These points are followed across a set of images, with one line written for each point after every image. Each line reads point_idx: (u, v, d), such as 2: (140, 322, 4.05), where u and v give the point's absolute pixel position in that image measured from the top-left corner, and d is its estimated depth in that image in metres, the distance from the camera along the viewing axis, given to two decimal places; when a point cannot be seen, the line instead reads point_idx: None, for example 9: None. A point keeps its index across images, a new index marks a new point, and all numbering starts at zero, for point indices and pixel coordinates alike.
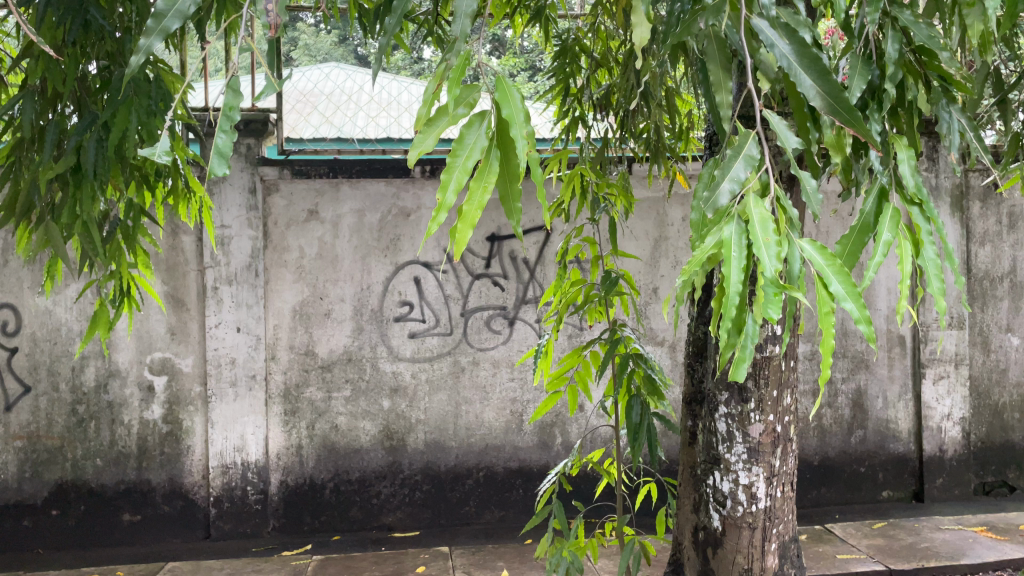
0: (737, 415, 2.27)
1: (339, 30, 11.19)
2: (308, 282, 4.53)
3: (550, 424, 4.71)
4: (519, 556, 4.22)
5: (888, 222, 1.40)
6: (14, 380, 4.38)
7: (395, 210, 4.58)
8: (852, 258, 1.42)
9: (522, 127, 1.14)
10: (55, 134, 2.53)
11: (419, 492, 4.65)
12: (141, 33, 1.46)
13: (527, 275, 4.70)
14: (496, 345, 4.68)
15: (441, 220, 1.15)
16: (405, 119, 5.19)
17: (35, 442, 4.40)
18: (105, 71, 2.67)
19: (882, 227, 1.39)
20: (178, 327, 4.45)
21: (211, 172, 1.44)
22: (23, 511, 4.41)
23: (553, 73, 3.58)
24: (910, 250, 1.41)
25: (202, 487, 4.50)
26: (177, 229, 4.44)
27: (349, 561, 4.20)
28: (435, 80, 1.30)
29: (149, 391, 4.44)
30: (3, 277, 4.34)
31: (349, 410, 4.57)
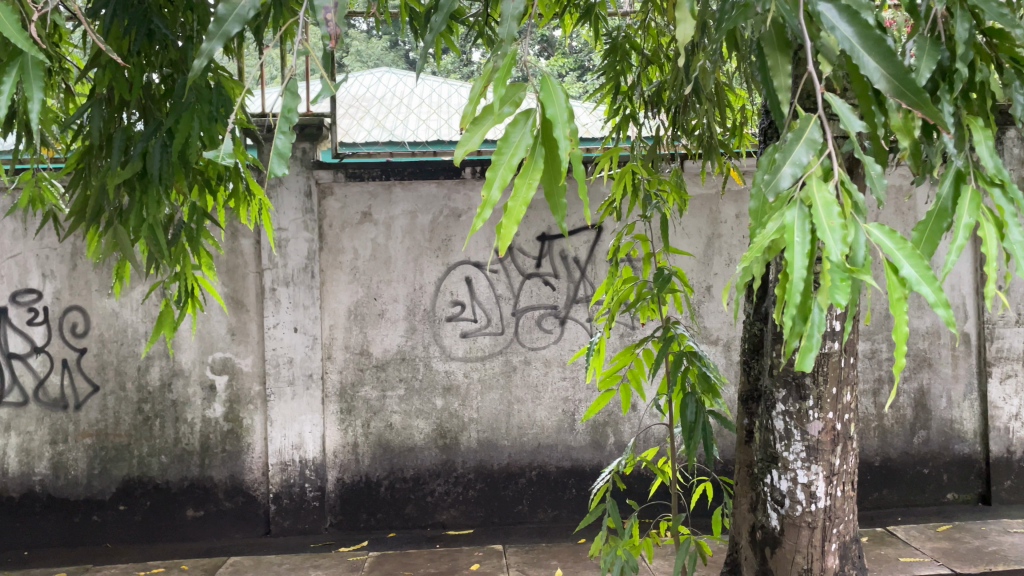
0: (795, 413, 2.23)
1: (390, 36, 11.34)
2: (362, 283, 4.60)
3: (602, 424, 4.69)
4: (573, 555, 4.22)
5: (969, 205, 1.36)
6: (83, 380, 4.54)
7: (446, 211, 4.62)
8: (931, 242, 1.39)
9: (566, 125, 1.14)
10: (123, 141, 2.62)
11: (472, 491, 4.69)
12: (202, 37, 1.51)
13: (578, 274, 4.70)
14: (548, 344, 4.68)
15: (486, 216, 1.16)
16: (456, 120, 5.24)
17: (103, 440, 4.56)
18: (168, 80, 2.75)
19: (961, 211, 1.36)
20: (238, 327, 4.56)
21: (271, 172, 1.48)
22: (93, 507, 4.58)
23: (602, 72, 3.57)
24: (995, 231, 1.35)
25: (262, 484, 4.61)
26: (236, 233, 4.56)
27: (405, 558, 4.26)
28: (482, 79, 1.31)
29: (211, 390, 4.57)
30: (72, 281, 4.51)
31: (403, 409, 4.63)
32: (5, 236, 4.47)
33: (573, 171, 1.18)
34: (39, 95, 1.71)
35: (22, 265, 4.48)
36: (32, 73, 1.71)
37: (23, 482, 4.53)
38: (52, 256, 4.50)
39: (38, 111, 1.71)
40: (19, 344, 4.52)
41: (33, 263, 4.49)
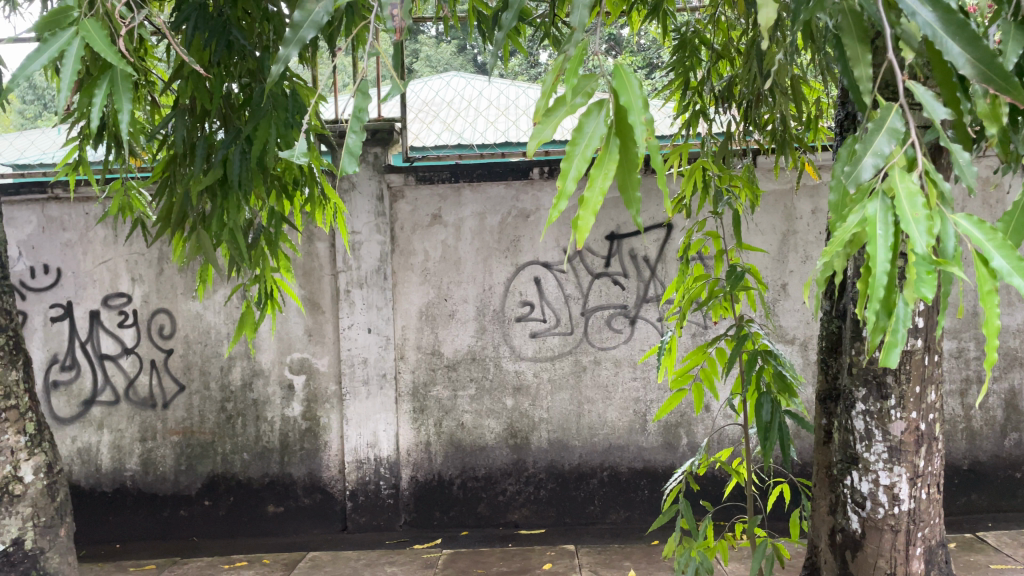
0: (875, 412, 2.16)
1: (459, 40, 11.45)
2: (433, 284, 4.67)
3: (675, 424, 4.63)
4: (646, 556, 4.19)
5: None
6: (170, 379, 4.74)
7: (515, 212, 4.64)
8: (1018, 234, 1.33)
9: (640, 113, 1.13)
10: (205, 148, 2.73)
11: (544, 491, 4.70)
12: (280, 43, 1.56)
13: (647, 273, 4.65)
14: (618, 344, 4.65)
15: (563, 208, 1.17)
16: (524, 122, 5.26)
17: (190, 437, 4.75)
18: (246, 88, 2.87)
19: None
20: (315, 328, 4.69)
21: (341, 169, 1.52)
22: (180, 502, 4.78)
23: (671, 68, 3.53)
24: None
25: (339, 481, 4.72)
26: (313, 237, 4.69)
27: (478, 556, 4.30)
28: (553, 73, 1.31)
29: (289, 389, 4.71)
30: (160, 284, 4.71)
31: (474, 408, 4.68)
32: (97, 242, 4.70)
33: (650, 162, 1.17)
34: (129, 106, 1.77)
35: (113, 270, 4.71)
36: (121, 86, 1.78)
37: (115, 477, 4.76)
38: (140, 262, 4.71)
39: (129, 121, 1.77)
40: (111, 345, 4.74)
41: (123, 268, 4.71)
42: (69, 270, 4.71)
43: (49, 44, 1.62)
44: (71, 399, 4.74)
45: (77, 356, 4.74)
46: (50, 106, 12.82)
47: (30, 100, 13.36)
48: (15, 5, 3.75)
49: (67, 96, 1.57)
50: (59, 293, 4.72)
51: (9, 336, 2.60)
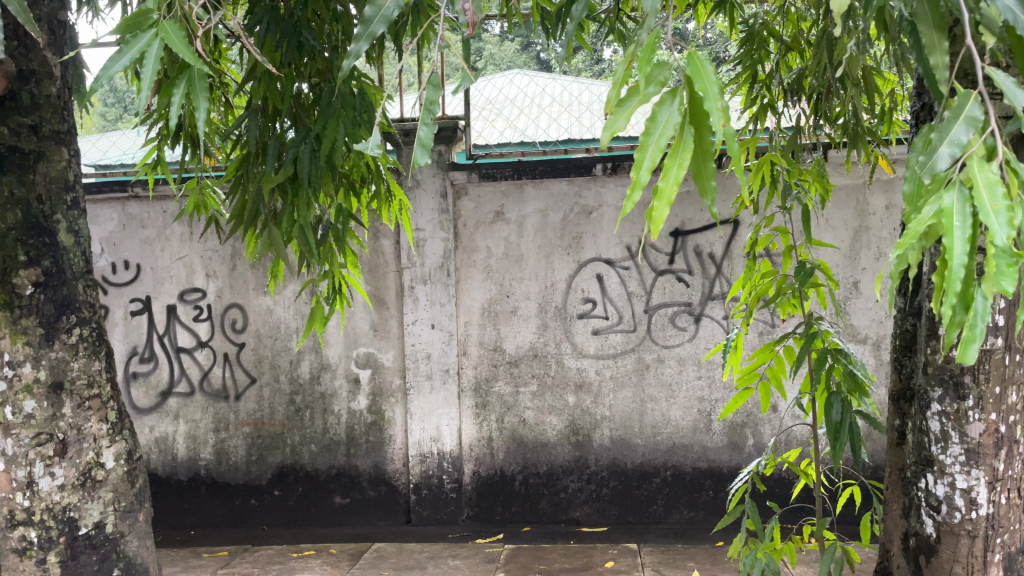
0: (952, 413, 2.09)
1: (523, 38, 11.44)
2: (496, 280, 4.70)
3: (740, 425, 4.55)
4: (710, 558, 4.14)
5: None
6: (242, 372, 4.88)
7: (577, 208, 4.63)
8: None
9: (717, 100, 1.12)
10: (276, 147, 2.80)
11: (606, 489, 4.68)
12: (352, 39, 1.59)
13: (713, 270, 4.58)
14: (682, 342, 4.60)
15: (636, 198, 1.15)
16: (587, 118, 5.23)
17: (260, 428, 4.88)
18: (316, 88, 2.93)
19: None
20: (380, 324, 4.77)
21: (414, 161, 1.54)
22: (251, 491, 4.92)
23: (738, 62, 3.46)
24: None
25: (403, 474, 4.80)
26: (378, 233, 4.77)
27: (539, 552, 4.32)
28: (625, 62, 1.30)
29: (356, 383, 4.80)
30: (232, 280, 4.86)
31: (536, 405, 4.69)
32: (174, 239, 4.88)
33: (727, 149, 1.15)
34: (205, 105, 1.82)
35: (189, 266, 4.88)
36: (198, 84, 1.84)
37: (190, 466, 4.93)
38: (214, 258, 4.86)
39: (205, 120, 1.82)
40: (187, 338, 4.91)
41: (198, 264, 4.87)
42: (148, 266, 4.90)
43: (129, 47, 1.68)
44: (150, 390, 4.94)
45: (155, 349, 4.94)
46: (131, 108, 13.38)
47: (113, 102, 13.95)
48: (98, 11, 3.91)
49: (147, 96, 1.63)
50: (139, 287, 4.92)
51: (92, 328, 2.72)
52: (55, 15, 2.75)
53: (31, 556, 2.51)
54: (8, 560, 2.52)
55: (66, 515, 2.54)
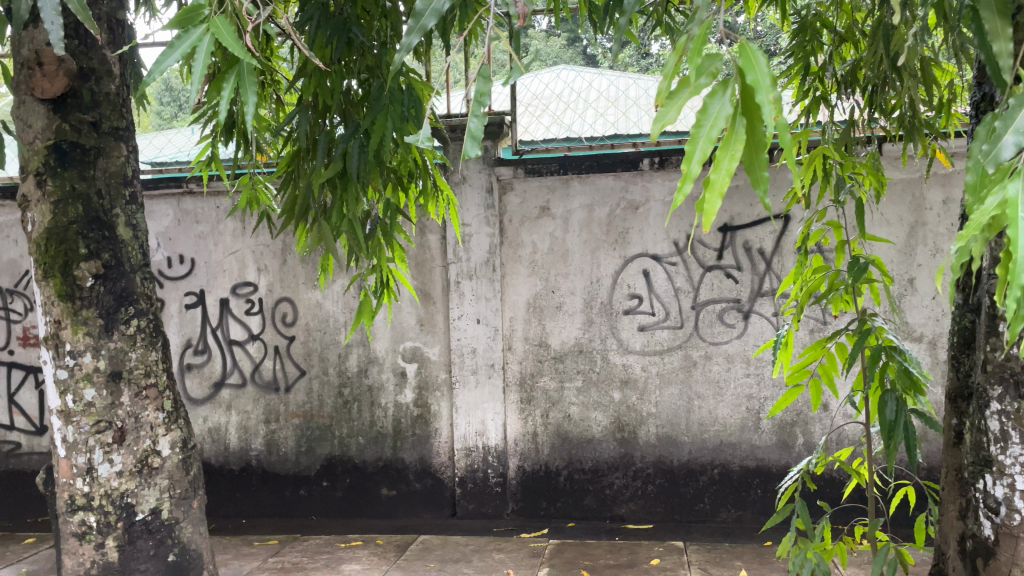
0: (1012, 413, 2.02)
1: (570, 33, 11.37)
2: (541, 276, 4.70)
3: (790, 424, 4.47)
4: (758, 557, 4.08)
5: None
6: (292, 365, 4.97)
7: (624, 203, 4.60)
8: None
9: (769, 91, 1.10)
10: (326, 142, 2.83)
11: (651, 486, 4.64)
12: (403, 33, 1.61)
13: (763, 266, 4.50)
14: (730, 339, 4.54)
15: (687, 190, 1.13)
16: (634, 112, 5.20)
17: (309, 420, 4.96)
18: (365, 84, 2.96)
19: None
20: (426, 318, 4.81)
21: (464, 154, 1.55)
22: (300, 482, 5.01)
23: (790, 53, 3.36)
24: None
25: (448, 467, 4.83)
26: (425, 228, 4.81)
27: (584, 547, 4.31)
28: (676, 54, 1.28)
29: (402, 376, 4.85)
30: (283, 274, 4.95)
31: (581, 401, 4.67)
32: (227, 234, 4.99)
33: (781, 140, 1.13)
34: (254, 99, 1.84)
35: (241, 260, 4.98)
36: (247, 79, 1.86)
37: (241, 456, 5.04)
38: (266, 253, 4.96)
39: (254, 115, 1.85)
40: (239, 331, 5.02)
41: (250, 258, 4.97)
42: (202, 260, 5.02)
43: (182, 42, 1.72)
44: (203, 381, 5.06)
45: (208, 341, 5.05)
46: (186, 106, 13.72)
47: (168, 101, 14.29)
48: (155, 11, 4.03)
49: (198, 91, 1.67)
50: (193, 281, 5.04)
51: (149, 319, 2.79)
52: (114, 15, 2.83)
53: (90, 540, 2.63)
54: (70, 543, 2.67)
55: (124, 501, 2.64)
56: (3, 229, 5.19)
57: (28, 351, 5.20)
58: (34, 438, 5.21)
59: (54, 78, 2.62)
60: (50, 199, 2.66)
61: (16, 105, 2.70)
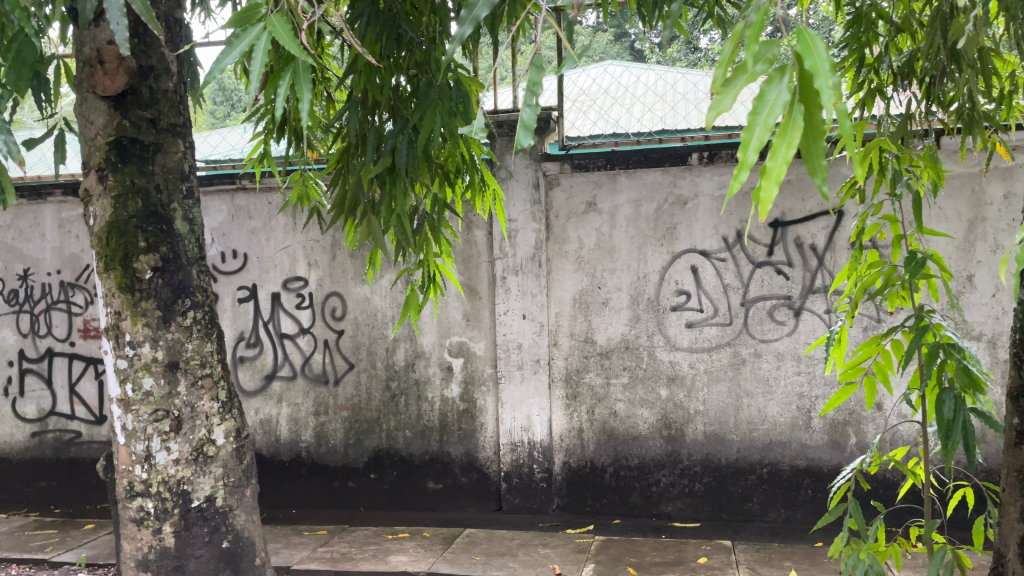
0: None
1: (617, 28, 11.27)
2: (587, 271, 4.68)
3: (842, 423, 4.39)
4: (809, 558, 4.00)
5: None
6: (341, 358, 5.04)
7: (672, 198, 4.56)
8: None
9: (828, 77, 1.09)
10: (376, 138, 2.87)
11: (699, 485, 4.59)
12: (458, 24, 1.63)
13: (815, 262, 4.42)
14: (781, 336, 4.46)
15: (742, 178, 1.12)
16: (683, 106, 5.14)
17: (358, 413, 5.03)
18: (414, 81, 2.98)
19: None
20: (473, 313, 4.84)
21: (518, 144, 1.55)
22: (348, 474, 5.07)
23: (845, 44, 3.26)
24: None
25: (494, 462, 4.85)
26: (472, 224, 4.84)
27: (631, 544, 4.28)
28: (732, 41, 1.26)
29: (448, 370, 4.89)
30: (332, 269, 5.02)
31: (627, 397, 4.65)
32: (278, 230, 5.08)
33: (841, 127, 1.10)
34: (309, 96, 1.87)
35: (292, 255, 5.07)
36: (303, 76, 1.88)
37: (292, 448, 5.13)
38: (316, 248, 5.04)
39: (309, 111, 1.87)
40: (290, 325, 5.11)
41: (301, 254, 5.06)
42: (254, 255, 5.12)
43: (240, 41, 1.75)
44: (255, 373, 5.16)
45: (260, 335, 5.15)
46: (238, 105, 14.00)
47: (220, 100, 14.59)
48: (210, 11, 4.12)
49: (255, 89, 1.70)
50: (246, 276, 5.15)
51: (205, 312, 2.85)
52: (172, 14, 2.90)
53: (148, 525, 2.70)
54: (129, 529, 2.75)
55: (180, 488, 2.71)
56: (65, 225, 5.38)
57: (88, 343, 5.38)
58: (94, 427, 5.39)
59: (115, 76, 2.71)
60: (111, 193, 2.74)
61: (79, 103, 2.79)
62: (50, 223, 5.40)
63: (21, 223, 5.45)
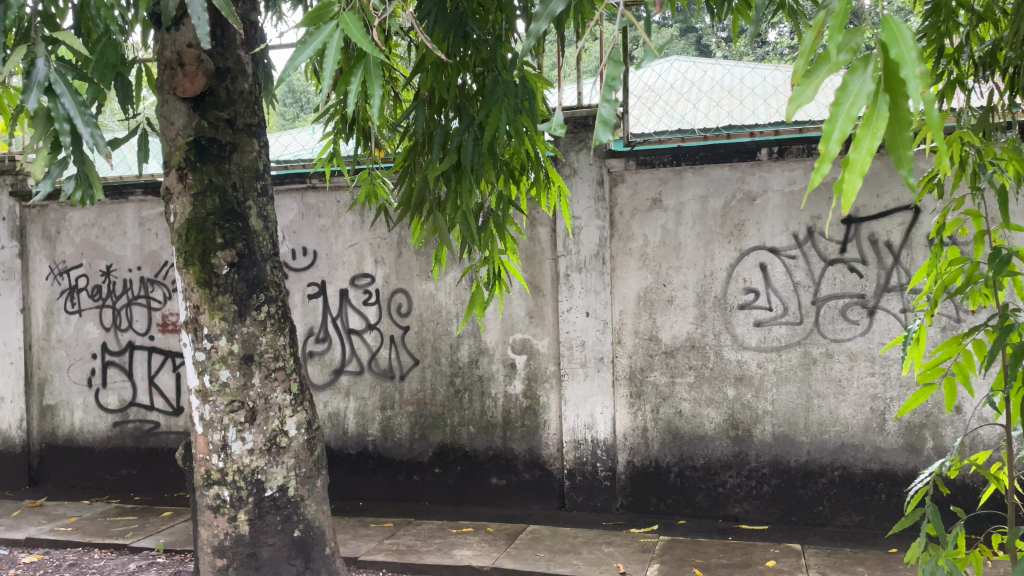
0: None
1: (683, 23, 11.11)
2: (652, 269, 4.63)
3: (918, 426, 4.24)
4: (882, 564, 3.89)
5: None
6: (406, 354, 5.11)
7: (740, 194, 4.48)
8: None
9: (915, 65, 1.05)
10: (442, 136, 2.90)
11: (767, 487, 4.50)
12: (533, 19, 1.63)
13: (890, 260, 4.28)
14: (854, 336, 4.34)
15: (824, 170, 1.09)
16: (751, 101, 5.04)
17: (423, 408, 5.09)
18: (479, 78, 2.99)
19: None
20: (536, 310, 4.85)
21: (596, 138, 1.55)
22: (413, 468, 5.13)
23: (923, 35, 3.13)
24: None
25: (558, 459, 4.84)
26: (535, 222, 4.85)
27: (697, 545, 4.22)
28: (815, 29, 1.23)
29: (512, 367, 4.91)
30: (398, 266, 5.10)
31: (693, 397, 4.59)
32: (346, 227, 5.19)
33: (928, 117, 1.07)
34: (380, 92, 1.89)
35: (359, 252, 5.17)
36: (374, 72, 1.91)
37: (359, 441, 5.22)
38: (383, 245, 5.13)
39: (379, 107, 1.89)
40: (357, 321, 5.20)
41: (368, 251, 5.15)
42: (324, 252, 5.24)
43: (313, 39, 1.78)
44: (324, 368, 5.27)
45: (329, 330, 5.26)
46: (307, 107, 14.32)
47: (290, 102, 14.95)
48: (281, 15, 4.24)
49: (327, 87, 1.73)
50: (315, 272, 5.27)
51: (278, 306, 2.93)
52: (248, 16, 2.99)
53: (224, 513, 2.80)
54: (206, 515, 2.85)
55: (254, 477, 2.79)
56: (145, 223, 5.60)
57: (166, 337, 5.59)
58: (172, 418, 5.59)
59: (194, 78, 2.79)
60: (190, 192, 2.84)
61: (160, 104, 2.90)
62: (131, 221, 5.63)
63: (104, 222, 5.70)
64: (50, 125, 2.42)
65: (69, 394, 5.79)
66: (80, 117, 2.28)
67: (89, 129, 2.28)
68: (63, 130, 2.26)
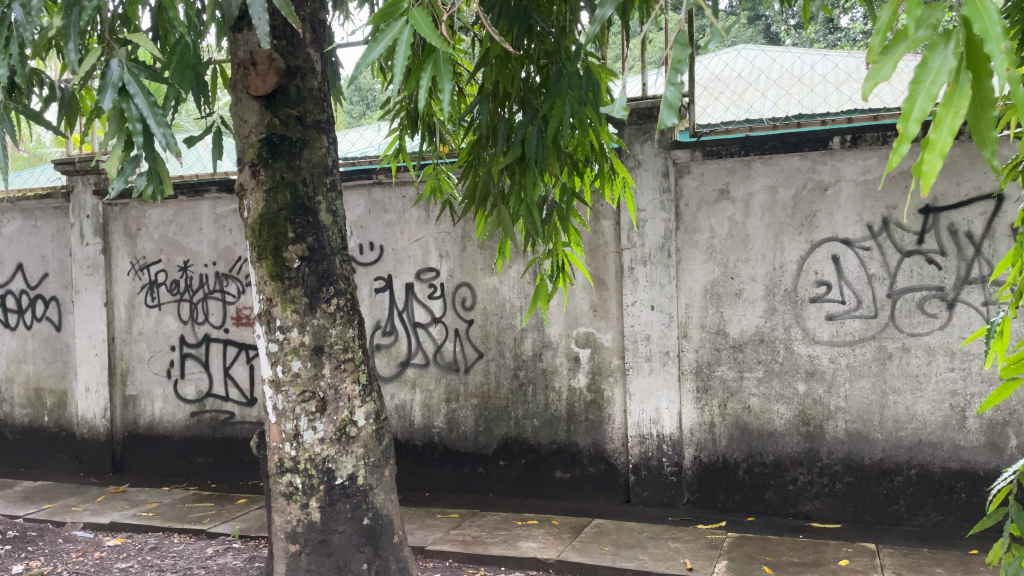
0: None
1: (752, 12, 10.88)
2: (720, 261, 4.56)
3: (1001, 423, 4.07)
4: (962, 565, 3.75)
5: None
6: (471, 347, 5.16)
7: (812, 184, 4.36)
8: None
9: (1000, 40, 1.01)
10: (506, 129, 2.90)
11: (839, 484, 4.38)
12: (598, 5, 1.62)
13: (971, 251, 4.12)
14: (932, 330, 4.19)
15: (902, 151, 1.05)
16: (823, 88, 4.90)
17: (487, 401, 5.13)
18: (543, 70, 2.99)
19: None
20: (600, 304, 4.83)
21: (661, 122, 1.53)
22: (478, 460, 5.17)
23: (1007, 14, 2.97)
24: None
25: (622, 454, 4.82)
26: (599, 214, 4.83)
27: (766, 543, 4.14)
28: (891, 7, 1.19)
29: (576, 361, 4.90)
30: (462, 260, 5.14)
31: (762, 392, 4.50)
32: (412, 222, 5.26)
33: (1014, 97, 1.03)
34: (449, 86, 1.90)
35: (425, 247, 5.23)
36: (443, 67, 1.94)
37: (425, 433, 5.29)
38: (447, 239, 5.18)
39: (449, 101, 1.91)
40: (422, 314, 5.27)
41: (433, 245, 5.21)
42: (390, 247, 5.32)
43: (384, 35, 1.81)
44: (391, 360, 5.36)
45: (395, 323, 5.35)
46: (374, 105, 14.56)
47: (358, 101, 15.23)
48: (348, 14, 4.32)
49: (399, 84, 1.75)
50: (382, 267, 5.35)
51: (348, 299, 2.99)
52: (316, 15, 3.05)
53: (297, 500, 2.88)
54: (280, 502, 2.93)
55: (325, 465, 2.86)
56: (220, 220, 5.78)
57: (240, 330, 5.77)
58: (246, 408, 5.77)
59: (265, 76, 2.87)
60: (263, 187, 2.92)
61: (234, 103, 2.98)
62: (207, 218, 5.82)
63: (182, 219, 5.91)
64: (124, 124, 2.52)
65: (149, 384, 6.03)
66: (152, 117, 2.37)
67: (161, 129, 2.37)
68: (137, 130, 2.36)
